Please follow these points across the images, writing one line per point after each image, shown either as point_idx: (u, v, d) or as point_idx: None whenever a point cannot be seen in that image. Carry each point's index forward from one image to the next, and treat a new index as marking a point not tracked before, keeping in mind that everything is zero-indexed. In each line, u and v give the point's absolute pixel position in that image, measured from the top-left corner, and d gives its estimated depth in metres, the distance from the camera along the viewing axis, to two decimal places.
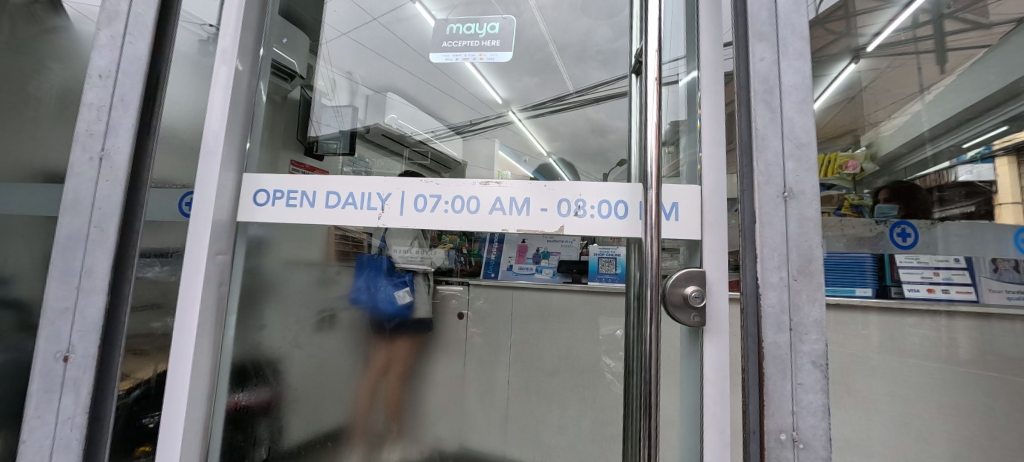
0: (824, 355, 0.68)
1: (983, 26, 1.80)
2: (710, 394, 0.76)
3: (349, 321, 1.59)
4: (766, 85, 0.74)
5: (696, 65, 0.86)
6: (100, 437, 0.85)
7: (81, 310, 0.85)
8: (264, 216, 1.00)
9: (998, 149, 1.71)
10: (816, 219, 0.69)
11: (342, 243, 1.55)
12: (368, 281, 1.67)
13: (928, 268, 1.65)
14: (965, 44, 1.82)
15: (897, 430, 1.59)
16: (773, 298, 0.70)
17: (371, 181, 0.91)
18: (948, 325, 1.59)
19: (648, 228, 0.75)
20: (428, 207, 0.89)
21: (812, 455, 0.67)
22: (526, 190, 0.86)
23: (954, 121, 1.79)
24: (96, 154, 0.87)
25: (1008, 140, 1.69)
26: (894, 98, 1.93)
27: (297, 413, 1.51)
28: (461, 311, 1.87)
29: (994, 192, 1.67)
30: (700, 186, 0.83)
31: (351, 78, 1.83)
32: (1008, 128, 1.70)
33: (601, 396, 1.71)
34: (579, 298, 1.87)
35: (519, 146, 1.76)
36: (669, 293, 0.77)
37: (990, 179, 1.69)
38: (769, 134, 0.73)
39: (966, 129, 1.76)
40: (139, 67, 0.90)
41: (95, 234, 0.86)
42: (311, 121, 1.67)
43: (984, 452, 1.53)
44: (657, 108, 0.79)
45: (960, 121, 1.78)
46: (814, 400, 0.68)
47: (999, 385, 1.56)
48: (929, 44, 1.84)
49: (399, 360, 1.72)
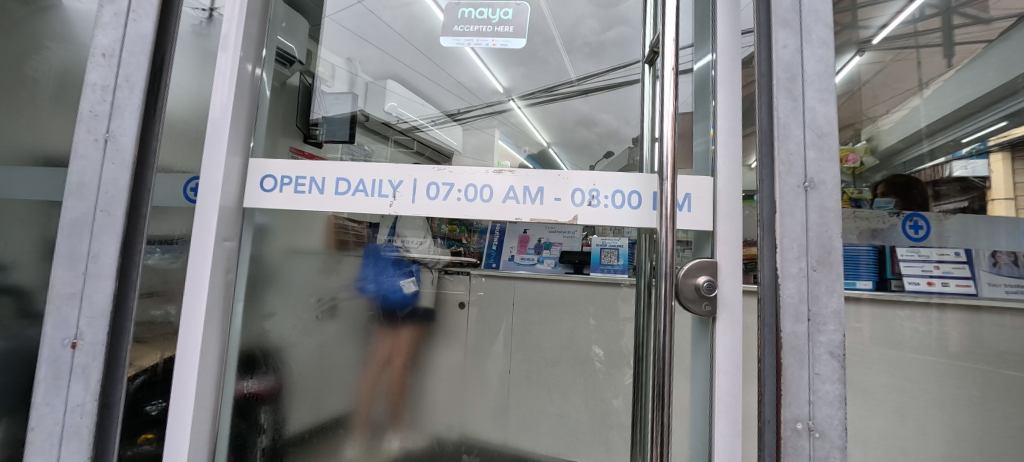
0: (842, 346, 0.68)
1: (983, 21, 1.79)
2: (724, 384, 0.76)
3: (352, 310, 1.59)
4: (789, 73, 0.73)
5: (713, 50, 0.84)
6: (110, 425, 0.85)
7: (89, 295, 0.83)
8: (270, 202, 0.98)
9: (992, 145, 1.72)
10: (837, 210, 0.69)
11: (342, 233, 1.53)
12: (376, 269, 1.65)
13: (929, 261, 1.63)
14: (969, 39, 1.79)
15: (891, 423, 1.62)
16: (791, 288, 0.70)
17: (382, 168, 0.90)
18: (939, 318, 1.62)
19: (663, 217, 0.74)
20: (438, 195, 0.88)
21: (828, 444, 0.68)
22: (541, 179, 0.85)
23: (954, 117, 1.78)
24: (101, 135, 0.85)
25: (1003, 137, 1.71)
26: (893, 92, 1.86)
27: (299, 402, 1.53)
28: (462, 301, 1.84)
29: (987, 186, 1.64)
30: (714, 177, 0.82)
31: (351, 66, 1.81)
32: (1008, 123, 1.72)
33: (601, 387, 1.72)
34: (583, 288, 1.84)
35: (520, 135, 1.76)
36: (683, 283, 0.77)
37: (984, 175, 1.67)
38: (791, 122, 0.72)
39: (966, 124, 1.76)
40: (143, 46, 0.87)
41: (102, 218, 0.84)
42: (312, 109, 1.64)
43: (978, 442, 1.56)
44: (675, 95, 0.77)
45: (959, 117, 1.77)
46: (830, 390, 0.68)
47: (994, 378, 1.58)
48: (934, 37, 1.82)
49: (401, 349, 1.70)
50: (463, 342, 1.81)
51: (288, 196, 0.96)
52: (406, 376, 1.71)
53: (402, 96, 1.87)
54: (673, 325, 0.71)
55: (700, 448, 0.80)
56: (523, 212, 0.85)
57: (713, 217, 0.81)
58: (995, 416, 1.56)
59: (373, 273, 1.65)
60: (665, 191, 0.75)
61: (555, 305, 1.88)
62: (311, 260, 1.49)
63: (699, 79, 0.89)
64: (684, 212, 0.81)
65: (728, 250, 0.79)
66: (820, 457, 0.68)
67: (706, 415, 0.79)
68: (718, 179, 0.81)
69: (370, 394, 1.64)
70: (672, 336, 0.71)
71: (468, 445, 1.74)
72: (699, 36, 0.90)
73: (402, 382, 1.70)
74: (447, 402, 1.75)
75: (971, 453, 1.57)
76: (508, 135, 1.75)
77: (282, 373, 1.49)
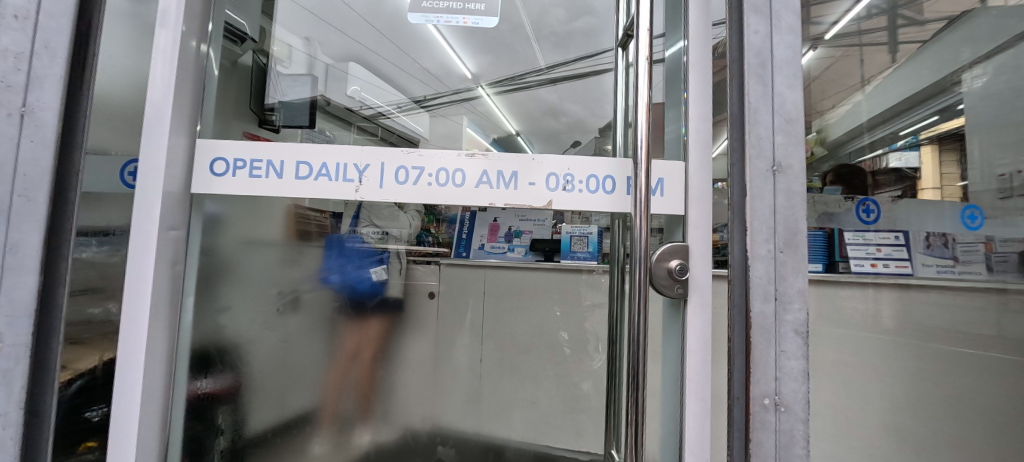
0: (805, 323, 0.71)
1: (919, 23, 1.87)
2: (695, 365, 0.79)
3: (315, 301, 1.51)
4: (760, 58, 0.74)
5: (685, 39, 0.84)
6: (40, 434, 0.76)
7: (6, 292, 0.74)
8: (221, 187, 0.90)
9: (924, 138, 1.79)
10: (803, 194, 0.72)
11: (303, 223, 1.46)
12: (341, 259, 1.58)
13: (872, 244, 1.77)
14: (908, 39, 1.87)
15: (837, 394, 1.78)
16: (759, 269, 0.72)
17: (347, 151, 0.85)
18: (875, 297, 1.76)
19: (639, 202, 0.74)
20: (406, 181, 0.84)
21: (792, 417, 0.72)
22: (515, 163, 0.83)
23: (890, 112, 1.87)
24: (15, 109, 0.74)
25: (934, 130, 1.79)
26: (841, 86, 1.92)
27: (260, 400, 1.46)
28: (433, 290, 1.86)
29: (918, 177, 1.75)
30: (686, 162, 0.83)
31: (309, 45, 1.68)
32: (939, 119, 1.80)
33: (570, 372, 1.75)
34: (553, 276, 1.93)
35: (487, 122, 1.75)
36: (657, 267, 0.78)
37: (915, 166, 1.77)
38: (761, 107, 0.74)
39: (900, 119, 1.85)
40: (65, 8, 0.77)
41: (20, 204, 0.74)
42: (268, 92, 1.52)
43: (914, 408, 1.71)
44: (649, 83, 0.77)
45: (895, 112, 1.86)
46: (795, 366, 0.72)
47: (931, 351, 1.71)
48: (879, 35, 1.91)
49: (370, 341, 1.65)
50: (433, 331, 1.81)
51: (241, 181, 0.89)
52: (376, 368, 1.67)
53: (366, 81, 1.80)
54: (648, 309, 0.72)
55: (671, 426, 0.82)
56: (496, 198, 0.83)
57: (685, 201, 0.82)
58: (930, 384, 1.71)
59: (338, 263, 1.58)
60: (640, 175, 0.75)
61: (524, 294, 1.97)
62: (269, 252, 1.41)
63: (671, 67, 0.89)
64: (657, 196, 0.82)
65: (701, 232, 0.81)
66: (785, 429, 0.72)
67: (677, 398, 0.81)
68: (691, 163, 0.82)
69: (337, 389, 1.57)
70: (646, 318, 0.72)
71: (440, 436, 1.72)
72: (671, 22, 0.91)
73: (371, 375, 1.65)
74: (418, 392, 1.74)
75: (906, 419, 1.73)
76: (475, 123, 1.72)
77: (239, 372, 1.40)
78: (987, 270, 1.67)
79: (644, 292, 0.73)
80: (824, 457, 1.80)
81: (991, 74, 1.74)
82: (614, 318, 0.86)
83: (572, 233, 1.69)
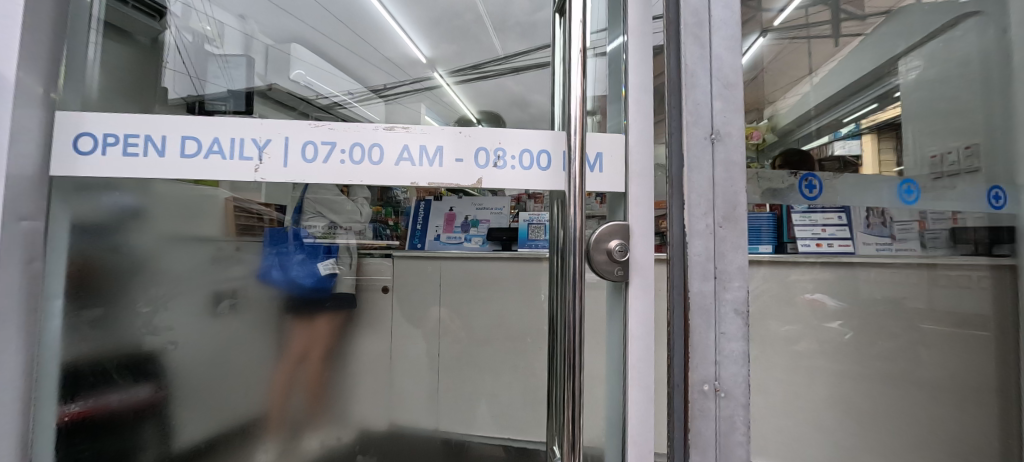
0: (745, 301, 0.69)
1: (859, 18, 1.90)
2: (637, 352, 0.75)
3: (257, 299, 1.37)
4: (697, 18, 0.70)
5: (624, 30, 0.78)
6: None
7: None
8: (89, 170, 0.75)
9: (865, 128, 1.79)
10: (741, 164, 0.68)
11: (246, 216, 1.32)
12: (286, 256, 1.42)
13: (817, 225, 1.73)
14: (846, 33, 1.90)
15: (785, 371, 1.85)
16: (698, 244, 0.68)
17: (244, 123, 0.74)
18: (823, 274, 1.86)
19: (570, 179, 0.68)
20: (313, 159, 0.74)
21: (732, 402, 0.69)
22: (440, 137, 0.75)
23: (831, 101, 1.88)
24: None
25: (873, 120, 1.80)
26: (787, 77, 1.88)
27: (190, 410, 1.31)
28: (386, 285, 1.74)
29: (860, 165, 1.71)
30: (627, 135, 0.78)
31: (244, 22, 1.52)
32: (878, 106, 1.82)
33: (528, 359, 1.69)
34: (510, 266, 1.82)
35: (446, 112, 1.61)
36: (594, 248, 0.73)
37: (857, 156, 1.74)
38: (694, 79, 0.69)
39: (840, 108, 1.86)
40: None
41: None
42: (196, 75, 1.34)
43: (855, 377, 1.81)
44: (581, 55, 0.71)
45: (835, 102, 1.87)
46: (735, 349, 0.69)
47: (870, 324, 1.78)
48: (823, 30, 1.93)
49: (316, 341, 1.52)
50: (388, 327, 1.71)
51: (114, 162, 0.75)
52: (327, 367, 1.55)
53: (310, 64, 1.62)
54: (582, 295, 0.67)
55: (613, 412, 0.79)
56: (419, 177, 0.75)
57: (624, 181, 0.77)
58: (869, 354, 1.80)
59: (284, 260, 1.41)
60: (572, 151, 0.68)
61: (481, 285, 1.85)
62: (201, 248, 1.26)
63: (610, 62, 0.83)
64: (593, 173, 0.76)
65: (641, 212, 0.76)
66: (726, 416, 0.69)
67: (622, 388, 0.77)
68: (633, 147, 0.77)
69: (283, 393, 1.44)
70: (582, 303, 0.67)
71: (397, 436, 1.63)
72: None
73: (320, 375, 1.53)
74: (374, 391, 1.64)
75: (848, 391, 1.83)
76: (434, 111, 1.57)
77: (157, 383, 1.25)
78: (921, 246, 1.72)
79: (578, 276, 0.67)
80: (774, 432, 1.86)
81: (923, 66, 1.78)
82: (554, 307, 0.80)
83: (530, 220, 1.66)
